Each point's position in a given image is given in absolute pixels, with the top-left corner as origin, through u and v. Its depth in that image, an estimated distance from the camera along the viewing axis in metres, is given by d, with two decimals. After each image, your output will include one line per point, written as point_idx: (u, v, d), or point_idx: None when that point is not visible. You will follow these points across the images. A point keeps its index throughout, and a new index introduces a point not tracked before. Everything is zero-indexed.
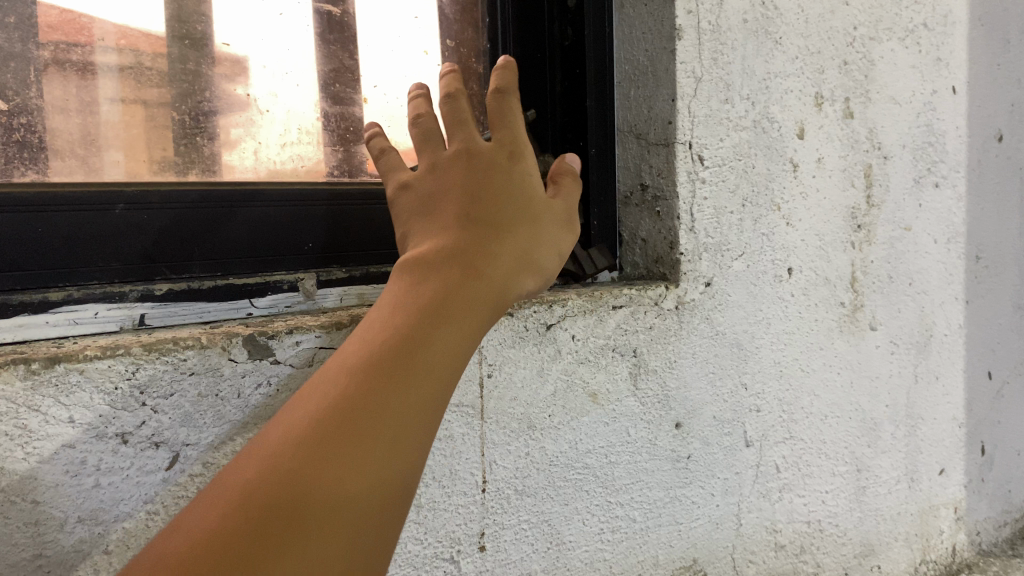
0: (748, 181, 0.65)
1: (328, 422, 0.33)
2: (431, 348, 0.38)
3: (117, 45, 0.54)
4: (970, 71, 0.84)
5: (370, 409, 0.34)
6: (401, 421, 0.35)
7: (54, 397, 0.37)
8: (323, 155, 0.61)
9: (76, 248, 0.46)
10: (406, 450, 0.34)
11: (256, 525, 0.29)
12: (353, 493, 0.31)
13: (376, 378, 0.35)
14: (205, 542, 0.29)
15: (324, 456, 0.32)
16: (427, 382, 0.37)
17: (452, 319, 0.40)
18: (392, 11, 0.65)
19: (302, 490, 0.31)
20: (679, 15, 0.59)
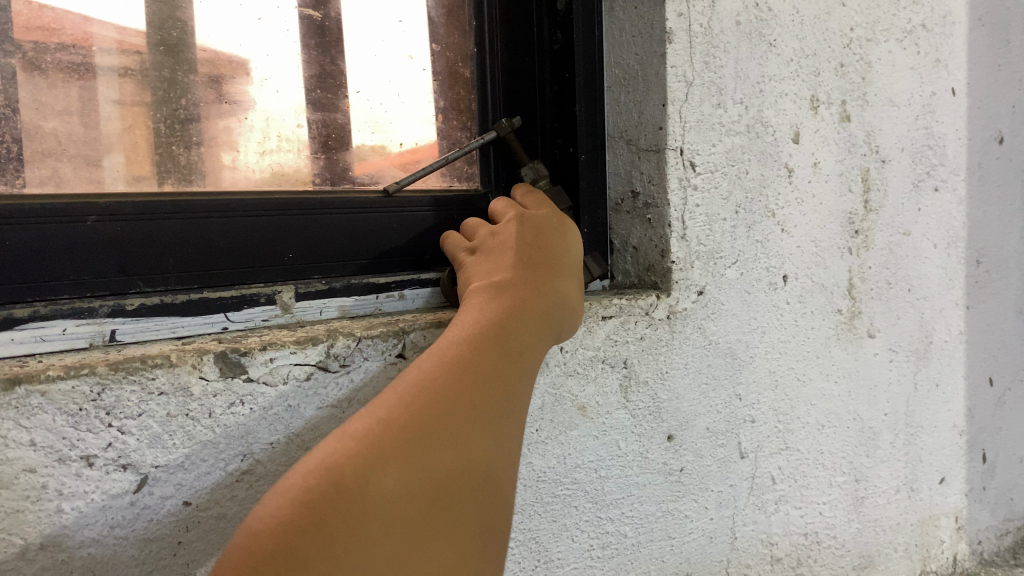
0: (741, 188, 0.63)
1: (437, 408, 0.37)
2: (517, 365, 0.42)
3: (118, 43, 0.54)
4: (970, 72, 0.82)
5: (471, 412, 0.38)
6: (491, 429, 0.38)
7: (13, 420, 0.36)
8: (305, 163, 0.60)
9: (45, 261, 0.44)
10: (490, 464, 0.38)
11: (370, 489, 0.32)
12: (454, 478, 0.35)
13: (476, 381, 0.39)
14: (325, 489, 0.32)
15: (431, 442, 0.35)
16: (512, 402, 0.41)
17: (528, 345, 0.44)
18: (375, 14, 0.63)
19: (410, 470, 0.34)
20: (669, 17, 0.58)
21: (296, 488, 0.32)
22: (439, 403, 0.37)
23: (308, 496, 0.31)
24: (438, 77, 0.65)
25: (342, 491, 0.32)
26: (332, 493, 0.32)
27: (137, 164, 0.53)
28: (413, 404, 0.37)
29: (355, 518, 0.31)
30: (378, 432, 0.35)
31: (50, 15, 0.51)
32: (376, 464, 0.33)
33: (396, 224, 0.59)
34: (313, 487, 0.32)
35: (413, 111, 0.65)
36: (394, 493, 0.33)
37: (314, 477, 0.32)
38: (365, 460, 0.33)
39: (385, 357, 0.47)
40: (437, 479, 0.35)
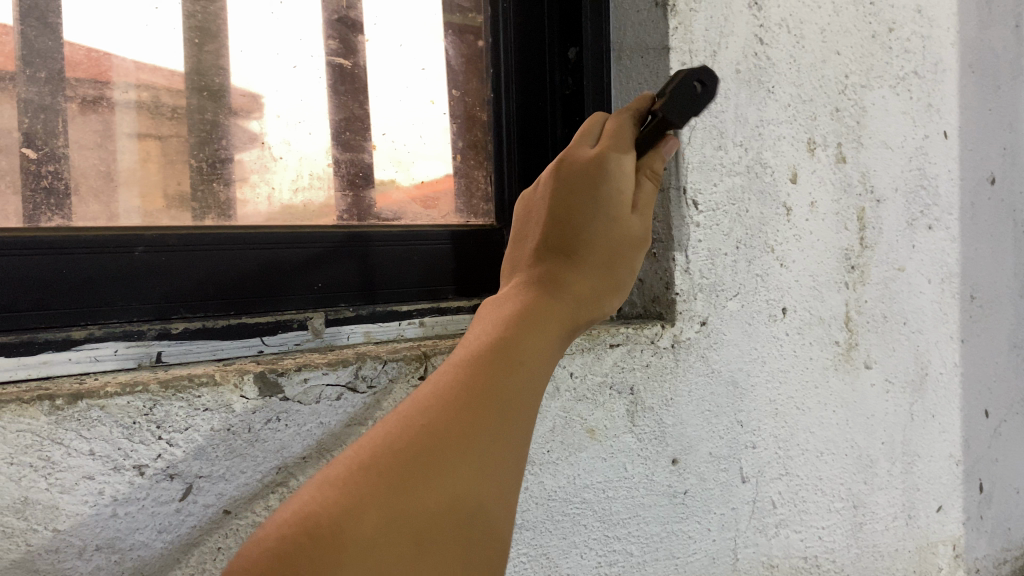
0: (741, 225, 0.67)
1: (445, 423, 0.35)
2: (530, 366, 0.40)
3: (138, 82, 0.58)
4: (961, 116, 0.86)
5: (481, 420, 0.36)
6: (505, 437, 0.37)
7: (76, 431, 0.40)
8: (332, 200, 0.64)
9: (99, 289, 0.48)
10: (505, 476, 0.36)
11: (373, 519, 0.31)
12: (464, 495, 0.33)
13: (486, 390, 0.38)
14: (318, 527, 0.30)
15: (438, 458, 0.33)
16: (526, 404, 0.39)
17: (541, 343, 0.42)
18: (400, 61, 0.68)
19: (416, 492, 0.32)
20: (673, 66, 0.62)
21: (286, 531, 0.30)
22: (447, 417, 0.35)
23: (294, 538, 0.30)
24: (457, 120, 0.70)
25: (337, 526, 0.30)
26: (326, 531, 0.30)
27: (150, 195, 0.57)
28: (414, 427, 0.35)
29: (353, 548, 0.30)
30: (378, 460, 0.33)
31: (106, 62, 0.57)
32: (373, 495, 0.31)
33: (417, 257, 0.63)
34: (308, 525, 0.30)
35: (433, 151, 0.69)
36: (391, 518, 0.31)
37: (300, 520, 0.31)
38: (367, 488, 0.32)
39: (408, 379, 0.51)
40: (448, 498, 0.33)
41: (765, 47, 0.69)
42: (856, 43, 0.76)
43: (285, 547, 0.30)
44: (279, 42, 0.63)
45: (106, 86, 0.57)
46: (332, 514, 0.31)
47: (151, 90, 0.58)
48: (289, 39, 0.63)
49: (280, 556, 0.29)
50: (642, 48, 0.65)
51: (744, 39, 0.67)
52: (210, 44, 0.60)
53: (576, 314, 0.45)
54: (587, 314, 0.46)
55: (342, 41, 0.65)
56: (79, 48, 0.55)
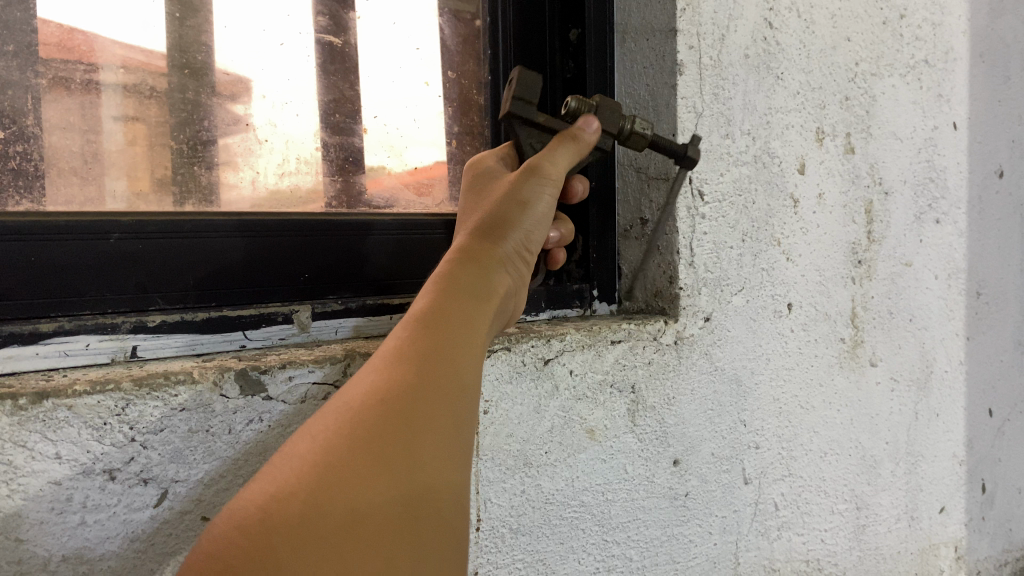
0: (748, 217, 0.64)
1: (378, 401, 0.36)
2: (463, 345, 0.41)
3: (123, 61, 0.54)
4: (971, 107, 0.84)
5: (415, 402, 0.36)
6: (444, 418, 0.36)
7: (40, 433, 0.37)
8: (320, 185, 0.61)
9: (69, 278, 0.45)
10: (449, 453, 0.36)
11: (313, 510, 0.31)
12: (404, 472, 0.33)
13: (420, 373, 0.38)
14: (251, 526, 0.30)
15: (374, 443, 0.33)
16: (463, 382, 0.39)
17: (467, 318, 0.43)
18: (393, 40, 0.65)
19: (355, 476, 0.32)
20: (680, 50, 0.59)
21: (222, 536, 0.31)
22: (380, 403, 0.35)
23: (230, 540, 0.30)
24: (451, 104, 0.67)
25: (268, 525, 0.30)
26: (259, 530, 0.30)
27: (138, 178, 0.54)
28: (346, 418, 0.35)
29: (286, 540, 0.30)
30: (313, 454, 0.33)
31: (81, 37, 0.53)
32: (306, 489, 0.31)
33: (410, 246, 0.60)
34: (241, 526, 0.30)
35: (426, 136, 0.67)
36: (324, 505, 0.31)
37: (235, 522, 0.31)
38: (300, 483, 0.32)
39: None
40: (387, 482, 0.32)
41: (774, 31, 0.66)
42: (867, 29, 0.74)
43: (221, 550, 0.30)
44: (266, 18, 0.59)
45: (87, 65, 0.53)
46: (265, 512, 0.31)
47: (140, 69, 0.55)
48: (277, 16, 0.60)
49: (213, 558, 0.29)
50: (649, 30, 0.62)
51: (754, 22, 0.64)
52: (193, 19, 0.57)
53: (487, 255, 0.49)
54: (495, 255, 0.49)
55: (331, 18, 0.62)
56: (53, 22, 0.52)
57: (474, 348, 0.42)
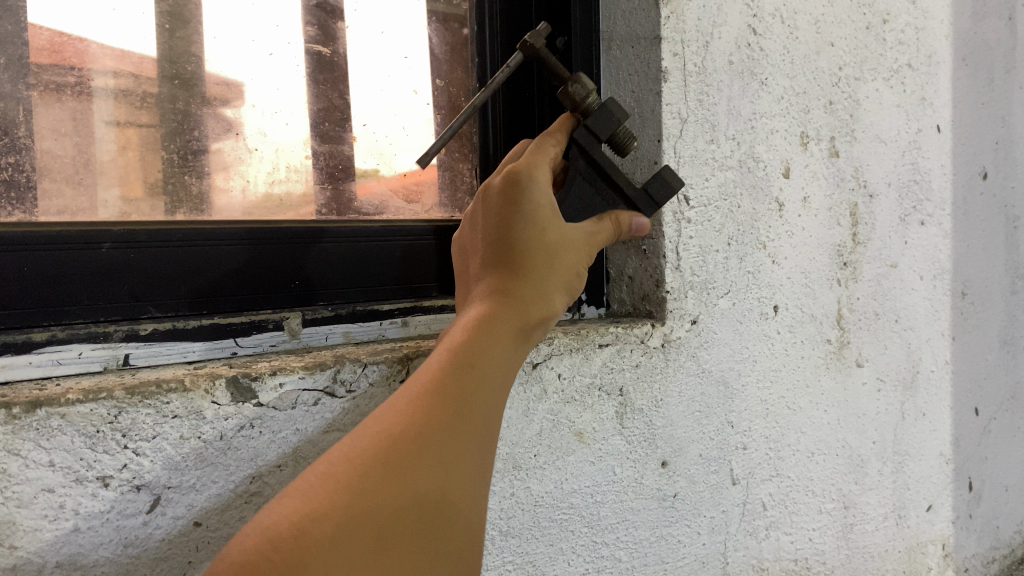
0: (733, 221, 0.65)
1: (410, 426, 0.37)
2: (489, 379, 0.42)
3: (114, 69, 0.55)
4: (954, 110, 0.85)
5: (439, 431, 0.37)
6: (464, 450, 0.38)
7: (34, 441, 0.37)
8: (311, 192, 0.62)
9: (61, 288, 0.46)
10: (468, 483, 0.37)
11: (345, 525, 0.32)
12: (425, 496, 0.35)
13: (447, 405, 0.39)
14: (281, 540, 0.31)
15: (401, 472, 0.34)
16: (485, 416, 0.40)
17: (496, 358, 0.43)
18: (381, 48, 0.66)
19: (382, 496, 0.33)
20: (664, 57, 0.60)
21: (246, 546, 0.31)
22: (407, 431, 0.36)
23: (258, 551, 0.30)
24: (440, 111, 0.69)
25: (300, 540, 0.31)
26: (289, 545, 0.31)
27: (131, 184, 0.55)
28: (373, 441, 0.36)
29: (318, 559, 0.30)
30: (341, 473, 0.34)
31: (72, 48, 0.53)
32: (337, 508, 0.32)
33: (400, 252, 0.60)
34: (271, 538, 0.31)
35: (415, 143, 0.68)
36: (355, 528, 0.32)
37: (262, 534, 0.31)
38: (328, 503, 0.32)
39: (388, 381, 0.49)
40: (411, 511, 0.34)
41: (758, 37, 0.67)
42: (850, 34, 0.74)
43: (249, 561, 0.30)
44: (255, 28, 0.60)
45: (78, 72, 0.54)
46: (295, 527, 0.31)
47: (130, 77, 0.55)
48: (266, 26, 0.60)
49: (241, 570, 0.30)
50: (633, 38, 0.63)
51: (737, 29, 0.65)
52: (182, 30, 0.57)
53: (528, 314, 0.47)
54: (534, 317, 0.47)
55: (320, 27, 0.62)
56: (43, 32, 0.52)
57: (499, 383, 0.43)
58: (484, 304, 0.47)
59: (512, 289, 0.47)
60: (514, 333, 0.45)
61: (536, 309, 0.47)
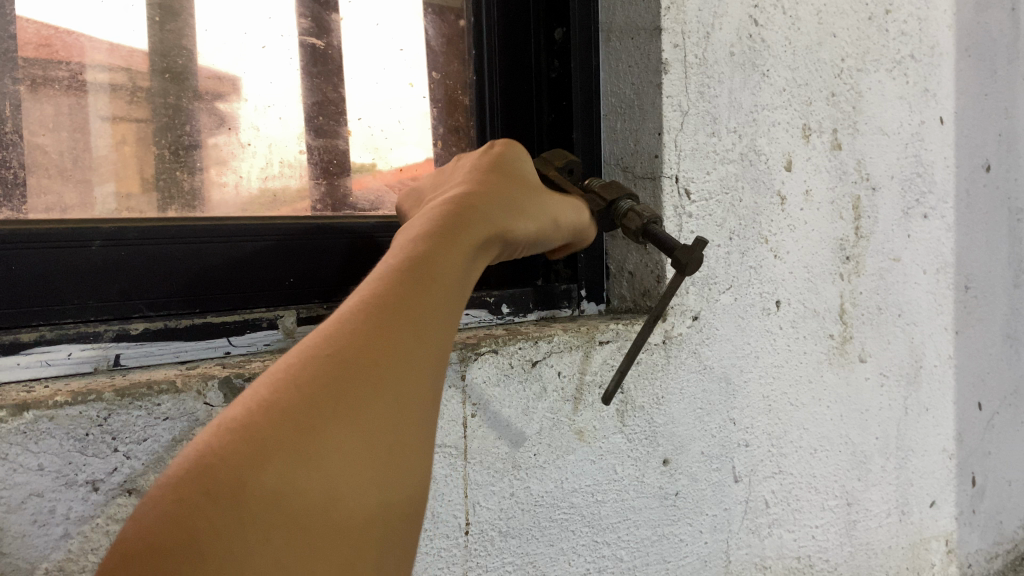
0: (735, 215, 0.64)
1: (366, 354, 0.31)
2: (459, 301, 0.36)
3: (105, 63, 0.54)
4: (957, 102, 0.84)
5: (393, 355, 0.31)
6: (424, 377, 0.32)
7: (21, 444, 0.36)
8: (306, 187, 0.61)
9: (50, 287, 0.45)
10: (431, 419, 0.32)
11: (291, 481, 0.27)
12: (386, 444, 0.30)
13: (403, 322, 0.33)
14: (214, 488, 0.27)
15: (359, 411, 0.29)
16: (447, 334, 0.35)
17: (458, 271, 0.37)
18: (376, 41, 0.64)
19: (335, 446, 0.28)
20: (665, 48, 0.59)
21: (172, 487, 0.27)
22: (356, 356, 0.31)
23: (188, 501, 0.26)
24: (437, 105, 0.68)
25: (237, 492, 0.27)
26: (223, 495, 0.26)
27: (126, 179, 0.54)
28: (318, 365, 0.30)
29: (255, 518, 0.26)
30: (282, 405, 0.29)
31: (61, 41, 0.52)
32: (279, 458, 0.27)
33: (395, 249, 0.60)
34: (201, 483, 0.27)
35: (411, 138, 0.67)
36: (304, 487, 0.27)
37: (195, 475, 0.27)
38: (267, 442, 0.28)
39: None
40: (361, 458, 0.29)
41: (759, 28, 0.66)
42: (852, 25, 0.73)
43: (177, 511, 0.26)
44: (247, 20, 0.59)
45: (70, 66, 0.52)
46: (230, 471, 0.27)
47: (122, 71, 0.54)
48: (258, 18, 0.59)
49: (171, 520, 0.26)
50: (633, 29, 0.62)
51: (739, 20, 0.64)
52: (173, 23, 0.56)
53: (490, 224, 0.41)
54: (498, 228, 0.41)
55: (314, 20, 0.61)
56: (30, 26, 0.51)
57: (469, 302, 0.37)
58: (449, 216, 0.39)
59: (486, 208, 0.41)
60: (477, 242, 0.39)
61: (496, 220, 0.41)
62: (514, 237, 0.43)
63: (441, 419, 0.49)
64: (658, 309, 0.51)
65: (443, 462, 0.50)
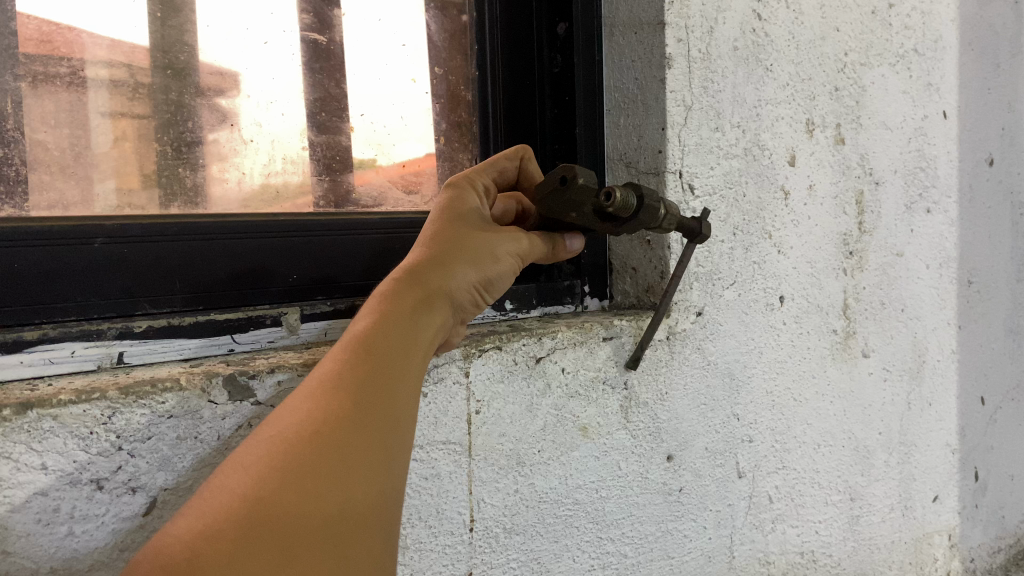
0: (738, 210, 0.64)
1: (312, 428, 0.34)
2: (400, 368, 0.39)
3: (107, 60, 0.54)
4: (960, 96, 0.83)
5: (337, 427, 0.35)
6: (371, 439, 0.36)
7: (26, 443, 0.36)
8: (308, 183, 0.61)
9: (53, 285, 0.45)
10: (378, 479, 0.35)
11: (244, 540, 0.30)
12: (335, 502, 0.33)
13: (346, 399, 0.36)
14: (176, 561, 0.29)
15: (309, 476, 0.33)
16: (391, 399, 0.38)
17: (396, 342, 0.40)
18: (378, 37, 0.64)
19: (284, 505, 0.31)
20: (669, 43, 0.59)
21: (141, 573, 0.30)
22: (304, 434, 0.34)
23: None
24: (439, 100, 0.67)
25: (191, 565, 0.29)
26: (180, 570, 0.29)
27: (129, 175, 0.53)
28: (269, 448, 0.34)
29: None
30: (238, 487, 0.32)
31: (61, 38, 0.52)
32: (233, 523, 0.30)
33: (399, 245, 0.59)
34: (161, 563, 0.29)
35: (414, 133, 0.67)
36: (256, 543, 0.30)
37: (159, 557, 0.30)
38: (224, 515, 0.31)
39: None
40: (312, 519, 0.32)
41: (763, 22, 0.65)
42: (856, 19, 0.73)
43: None
44: (249, 16, 0.58)
45: (71, 63, 0.52)
46: (189, 545, 0.30)
47: (124, 67, 0.54)
48: (260, 13, 0.59)
49: None
50: (637, 23, 0.61)
51: (742, 14, 0.64)
52: (174, 19, 0.56)
53: (429, 286, 0.44)
54: (438, 286, 0.44)
55: (316, 15, 0.61)
56: (31, 22, 0.50)
57: (414, 365, 0.40)
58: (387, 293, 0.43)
59: (424, 271, 0.44)
60: (414, 306, 0.42)
61: (433, 279, 0.44)
62: (454, 291, 0.45)
63: (445, 415, 0.49)
64: (670, 288, 0.55)
65: (447, 460, 0.49)
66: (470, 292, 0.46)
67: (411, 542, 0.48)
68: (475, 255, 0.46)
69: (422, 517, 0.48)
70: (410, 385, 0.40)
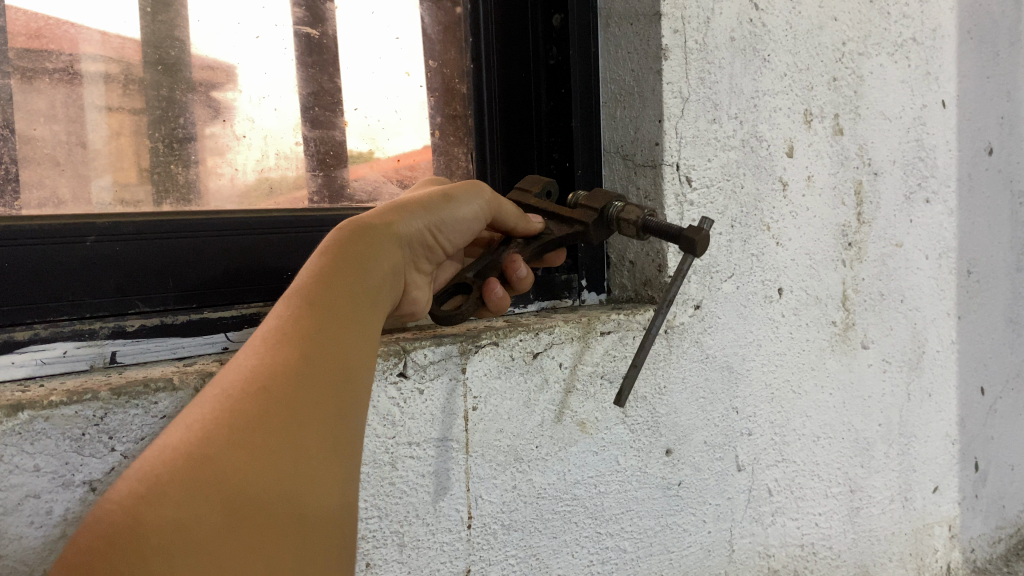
0: (737, 202, 0.63)
1: (255, 390, 0.34)
2: (349, 325, 0.39)
3: (103, 55, 0.53)
4: (959, 85, 0.83)
5: (281, 387, 0.35)
6: (319, 400, 0.36)
7: (17, 446, 0.36)
8: (302, 177, 0.61)
9: (45, 284, 0.44)
10: (328, 442, 0.35)
11: (185, 507, 0.30)
12: (281, 466, 0.33)
13: (291, 356, 0.36)
14: (116, 530, 0.29)
15: (253, 441, 0.32)
16: (342, 357, 0.38)
17: (342, 298, 0.40)
18: (372, 30, 0.64)
19: (227, 471, 0.31)
20: (665, 34, 0.58)
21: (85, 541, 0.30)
22: (247, 392, 0.34)
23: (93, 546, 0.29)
24: (433, 94, 0.67)
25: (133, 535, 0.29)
26: (122, 540, 0.29)
27: (122, 171, 0.53)
28: (213, 407, 0.34)
29: (153, 547, 0.29)
30: (180, 445, 0.32)
31: (51, 33, 0.51)
32: (173, 489, 0.30)
33: None
34: (104, 532, 0.29)
35: (408, 126, 0.66)
36: (198, 513, 0.30)
37: (98, 524, 0.30)
38: (165, 480, 0.31)
39: (386, 377, 0.46)
40: (256, 485, 0.32)
41: (760, 12, 0.65)
42: (853, 8, 0.72)
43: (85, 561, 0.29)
44: (241, 10, 0.58)
45: (63, 58, 0.51)
46: (129, 513, 0.30)
47: (117, 63, 0.53)
48: (252, 8, 0.58)
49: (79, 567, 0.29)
50: (633, 14, 0.61)
51: (739, 4, 0.63)
52: (165, 13, 0.55)
53: (376, 230, 0.44)
54: (386, 233, 0.44)
55: (308, 9, 0.61)
56: (21, 17, 0.50)
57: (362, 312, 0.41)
58: (336, 247, 0.43)
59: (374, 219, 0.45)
60: (361, 252, 0.43)
61: (381, 230, 0.44)
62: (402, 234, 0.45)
63: (441, 412, 0.49)
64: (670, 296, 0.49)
65: (444, 457, 0.49)
66: (420, 235, 0.46)
67: (409, 540, 0.48)
68: (427, 200, 0.47)
69: (419, 515, 0.48)
70: (360, 342, 0.39)
